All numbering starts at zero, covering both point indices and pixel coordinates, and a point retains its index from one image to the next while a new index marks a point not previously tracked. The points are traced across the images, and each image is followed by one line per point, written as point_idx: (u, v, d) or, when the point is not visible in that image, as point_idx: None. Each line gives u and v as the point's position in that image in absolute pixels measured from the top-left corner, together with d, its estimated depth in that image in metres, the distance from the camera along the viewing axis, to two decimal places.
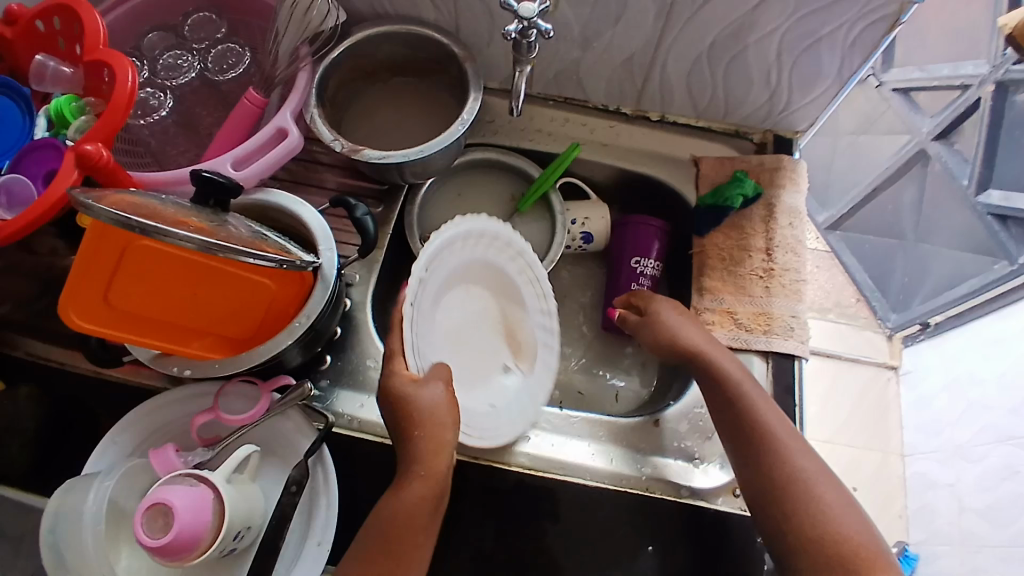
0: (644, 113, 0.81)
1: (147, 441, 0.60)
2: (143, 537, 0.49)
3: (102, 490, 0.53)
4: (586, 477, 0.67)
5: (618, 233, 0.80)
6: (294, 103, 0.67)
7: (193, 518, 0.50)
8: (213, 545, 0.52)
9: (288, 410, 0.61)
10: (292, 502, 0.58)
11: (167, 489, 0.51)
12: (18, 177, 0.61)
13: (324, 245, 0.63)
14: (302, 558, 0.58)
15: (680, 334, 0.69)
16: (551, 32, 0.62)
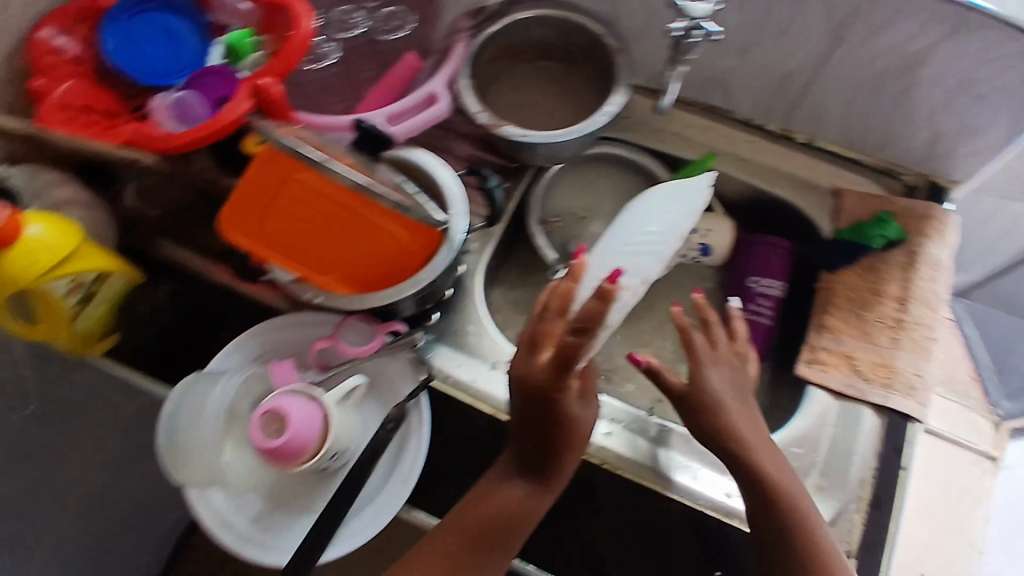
0: (789, 134, 0.78)
1: (267, 355, 0.66)
2: (257, 436, 0.55)
3: (228, 386, 0.62)
4: (665, 487, 0.65)
5: (743, 251, 0.78)
6: (448, 71, 0.70)
7: (304, 431, 0.56)
8: (313, 459, 0.57)
9: (398, 354, 0.66)
10: (387, 438, 0.62)
11: (286, 399, 0.56)
12: (190, 97, 0.66)
13: (455, 208, 0.63)
14: (383, 490, 0.62)
15: (715, 403, 0.59)
16: (718, 36, 0.60)
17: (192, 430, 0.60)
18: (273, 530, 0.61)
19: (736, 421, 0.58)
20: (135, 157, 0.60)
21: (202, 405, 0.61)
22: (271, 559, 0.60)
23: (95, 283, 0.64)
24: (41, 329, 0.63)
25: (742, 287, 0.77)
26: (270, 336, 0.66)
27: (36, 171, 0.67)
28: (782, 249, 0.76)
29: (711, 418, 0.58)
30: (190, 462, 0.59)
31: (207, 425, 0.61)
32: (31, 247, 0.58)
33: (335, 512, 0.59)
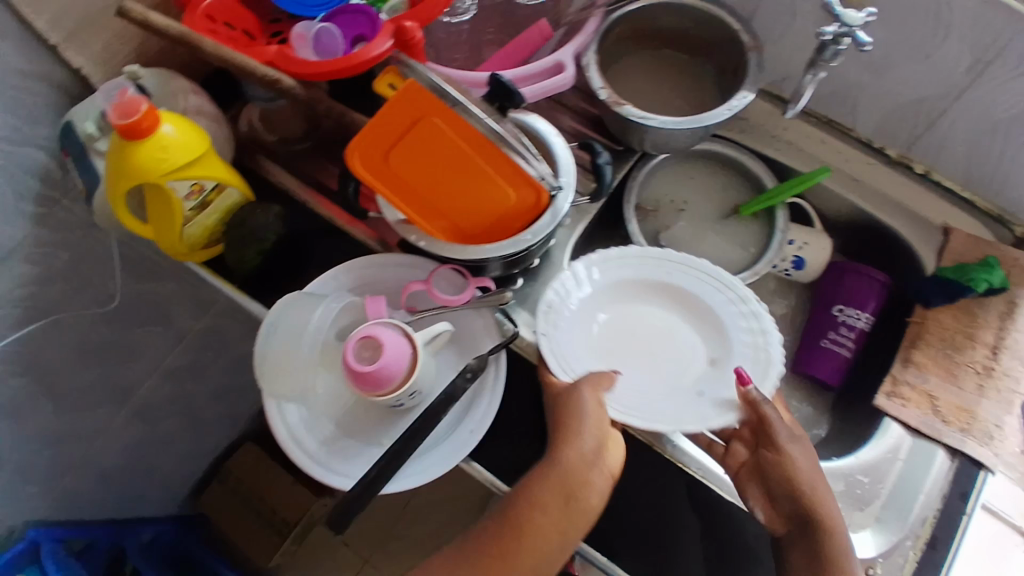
0: (907, 162, 0.77)
1: (362, 287, 0.68)
2: (347, 352, 0.57)
3: (328, 311, 0.63)
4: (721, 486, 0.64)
5: (831, 275, 0.77)
6: (578, 42, 0.69)
7: (392, 366, 0.57)
8: (393, 393, 0.58)
9: (484, 311, 0.67)
10: (463, 387, 0.62)
11: (384, 330, 0.58)
12: (329, 30, 0.68)
13: (567, 177, 0.64)
14: (453, 436, 0.64)
15: (812, 471, 0.55)
16: (867, 46, 0.59)
17: (288, 345, 0.63)
18: (340, 455, 0.62)
19: (820, 491, 0.54)
20: (275, 77, 0.63)
21: (301, 325, 0.63)
22: (335, 482, 0.61)
23: (213, 192, 0.66)
24: (151, 226, 0.66)
25: (826, 313, 0.76)
26: (366, 270, 0.68)
27: (170, 76, 0.69)
28: (878, 282, 0.75)
29: (794, 484, 0.55)
30: (282, 372, 0.63)
31: (306, 346, 0.63)
32: (164, 145, 0.60)
33: (403, 448, 0.60)
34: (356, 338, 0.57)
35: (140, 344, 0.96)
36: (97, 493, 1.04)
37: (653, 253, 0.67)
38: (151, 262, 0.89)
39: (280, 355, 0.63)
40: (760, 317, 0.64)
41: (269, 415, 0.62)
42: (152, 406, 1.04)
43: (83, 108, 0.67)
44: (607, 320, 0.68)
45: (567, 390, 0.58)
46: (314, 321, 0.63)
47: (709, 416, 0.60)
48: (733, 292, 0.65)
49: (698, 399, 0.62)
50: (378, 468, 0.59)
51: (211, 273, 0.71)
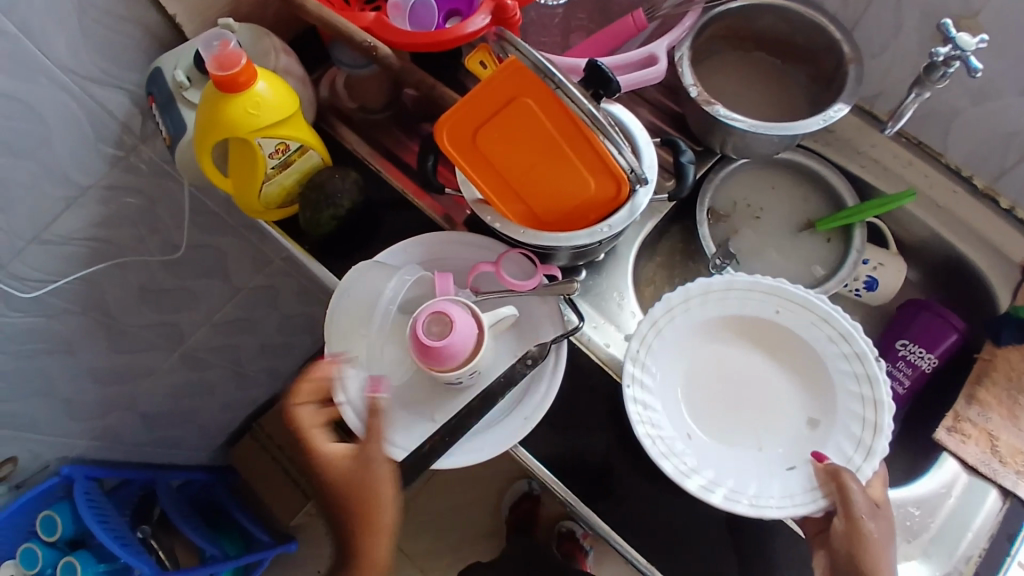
0: (994, 196, 0.75)
1: (430, 262, 0.68)
2: (415, 319, 0.57)
3: (400, 283, 0.63)
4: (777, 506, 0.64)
5: (909, 312, 0.75)
6: (673, 36, 0.68)
7: (455, 349, 0.57)
8: (455, 371, 0.58)
9: (550, 298, 0.66)
10: (522, 372, 0.63)
11: (457, 309, 0.58)
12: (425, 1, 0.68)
13: (648, 172, 0.62)
14: (506, 422, 0.63)
15: (884, 550, 0.54)
16: (978, 72, 0.58)
17: (358, 310, 0.63)
18: (393, 425, 0.63)
19: (886, 567, 0.53)
20: (373, 46, 0.65)
21: (371, 292, 0.63)
22: (386, 451, 0.62)
23: (296, 153, 0.67)
24: (231, 180, 0.67)
25: (888, 346, 0.76)
26: (438, 245, 0.68)
27: (262, 33, 0.69)
28: (956, 331, 0.73)
29: (864, 562, 0.53)
30: (347, 335, 0.63)
31: (376, 314, 0.62)
32: (257, 102, 0.61)
33: (458, 424, 0.61)
34: (429, 307, 0.57)
35: (197, 294, 0.97)
36: (137, 432, 1.07)
37: (761, 290, 0.65)
38: (218, 214, 0.90)
39: (348, 317, 0.63)
40: (874, 384, 0.60)
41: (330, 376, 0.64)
42: (200, 353, 1.06)
43: (173, 56, 0.68)
44: (701, 358, 0.67)
45: (366, 488, 0.56)
46: (385, 292, 0.63)
47: (790, 502, 0.57)
48: (846, 347, 0.62)
49: (787, 472, 0.60)
50: (430, 443, 0.61)
51: (282, 233, 0.72)
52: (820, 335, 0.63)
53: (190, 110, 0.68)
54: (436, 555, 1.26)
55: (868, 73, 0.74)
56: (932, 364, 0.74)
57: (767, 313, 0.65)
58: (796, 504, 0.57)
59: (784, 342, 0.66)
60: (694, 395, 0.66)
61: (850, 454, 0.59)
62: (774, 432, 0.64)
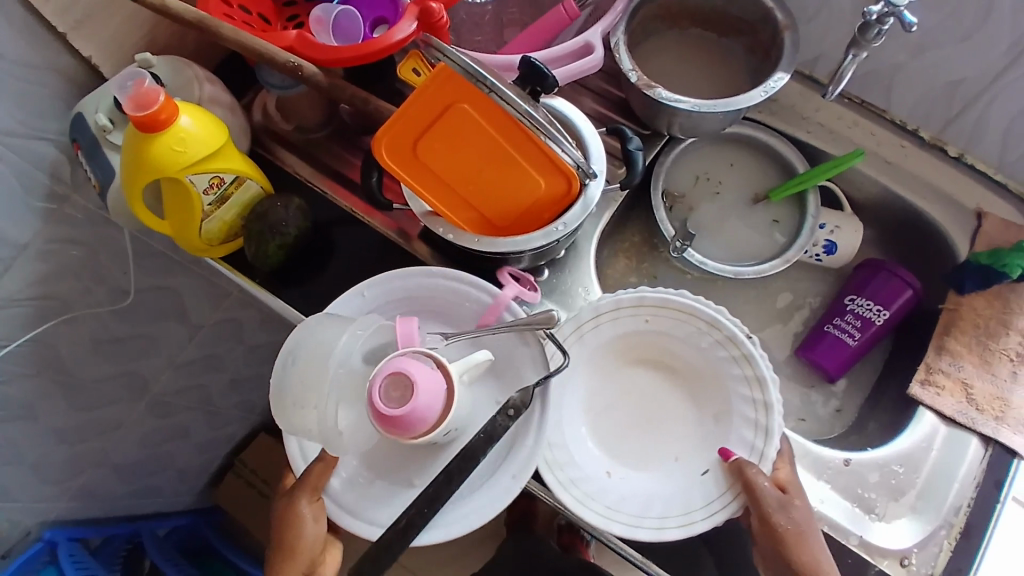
0: (942, 144, 0.76)
1: (388, 307, 0.63)
2: (372, 382, 0.51)
3: (355, 339, 0.55)
4: None
5: (864, 272, 0.76)
6: (606, 23, 0.67)
7: (419, 416, 0.50)
8: (428, 433, 0.52)
9: (530, 336, 0.59)
10: (505, 425, 0.55)
11: (420, 365, 0.51)
12: (349, 14, 0.66)
13: (597, 163, 0.61)
14: (493, 482, 0.56)
15: (803, 535, 0.54)
16: (913, 28, 0.57)
17: (306, 372, 0.54)
18: (369, 497, 0.58)
19: (811, 546, 0.55)
20: (297, 64, 0.61)
21: (320, 350, 0.55)
22: (361, 531, 0.56)
23: (232, 185, 0.64)
24: (168, 222, 0.64)
25: (837, 302, 0.77)
26: (402, 288, 0.62)
27: (182, 63, 0.66)
28: (911, 289, 0.74)
29: (787, 551, 0.54)
30: (294, 404, 0.55)
31: (329, 376, 0.54)
32: (182, 137, 0.58)
33: (436, 495, 0.54)
34: (387, 366, 0.51)
35: (155, 339, 0.94)
36: (114, 486, 1.03)
37: (627, 302, 0.62)
38: (165, 254, 0.87)
39: (294, 382, 0.55)
40: (753, 362, 0.60)
41: (289, 447, 0.58)
42: (167, 398, 1.03)
43: (92, 100, 0.64)
44: (591, 387, 0.66)
45: (288, 520, 0.56)
46: (338, 352, 0.54)
47: (713, 505, 0.56)
48: (719, 334, 0.61)
49: (702, 478, 0.58)
50: (408, 516, 0.54)
51: (231, 269, 0.70)
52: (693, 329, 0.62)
53: (116, 153, 0.64)
54: (437, 566, 1.25)
55: (805, 37, 0.74)
56: (883, 319, 0.74)
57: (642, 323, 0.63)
58: (717, 509, 0.56)
59: (666, 345, 0.65)
60: (600, 431, 0.64)
61: (753, 440, 0.58)
62: (680, 438, 0.63)
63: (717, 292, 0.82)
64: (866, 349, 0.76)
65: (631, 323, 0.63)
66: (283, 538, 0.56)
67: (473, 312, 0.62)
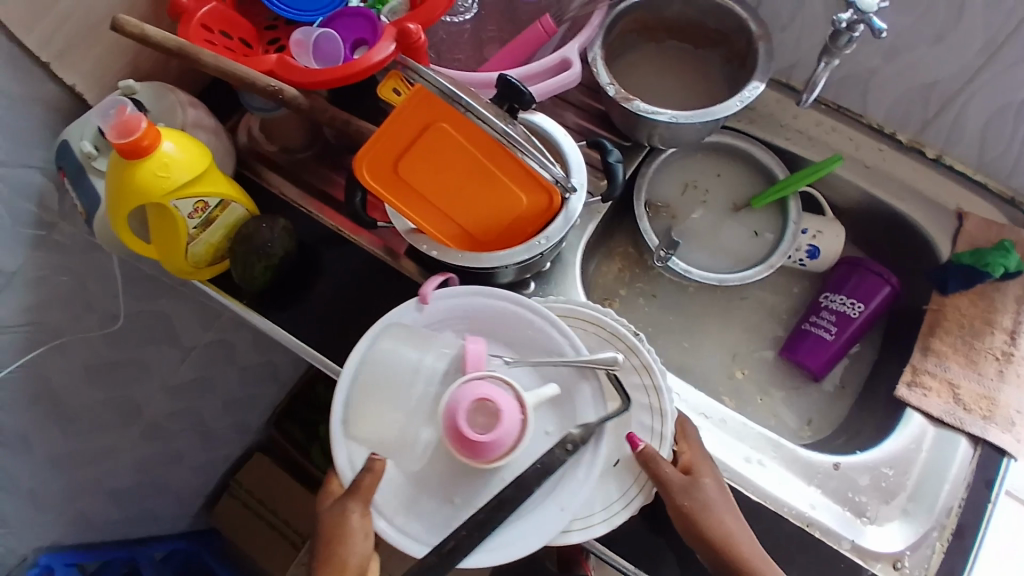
0: (920, 146, 0.77)
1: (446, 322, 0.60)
2: (458, 403, 0.53)
3: (440, 357, 0.56)
4: (766, 499, 0.62)
5: (842, 270, 0.77)
6: (583, 39, 0.68)
7: (491, 442, 0.52)
8: (494, 460, 0.53)
9: (591, 373, 0.58)
10: (561, 459, 0.55)
11: (501, 394, 0.53)
12: (329, 36, 0.67)
13: (577, 176, 0.61)
14: (538, 511, 0.55)
15: (716, 514, 0.53)
16: (884, 33, 0.58)
17: (392, 378, 0.55)
18: (414, 509, 0.55)
19: (728, 527, 0.53)
20: (278, 88, 0.62)
21: (406, 358, 0.56)
22: (403, 544, 0.54)
23: (217, 209, 0.65)
24: (153, 246, 0.64)
25: (815, 301, 0.78)
26: (457, 307, 0.60)
27: (166, 90, 0.67)
28: (887, 285, 0.75)
29: (702, 531, 0.53)
30: (371, 405, 0.55)
31: (418, 387, 0.55)
32: (166, 163, 0.59)
33: (486, 520, 0.53)
34: (475, 392, 0.53)
35: (148, 362, 0.94)
36: (109, 510, 1.03)
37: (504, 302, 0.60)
38: (153, 277, 0.87)
39: (374, 383, 0.55)
40: (637, 352, 0.60)
41: (337, 454, 0.55)
42: (160, 421, 1.02)
43: (78, 127, 0.65)
44: None
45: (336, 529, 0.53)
46: (427, 364, 0.56)
47: (628, 495, 0.56)
48: (602, 333, 0.61)
49: (613, 470, 0.57)
50: (455, 539, 0.53)
51: (217, 291, 0.70)
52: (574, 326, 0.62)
53: (101, 179, 0.65)
54: None
55: (780, 45, 0.76)
56: (859, 314, 0.75)
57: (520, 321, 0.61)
58: (634, 495, 0.56)
59: None
60: None
61: (650, 428, 0.58)
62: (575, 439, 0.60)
63: (705, 299, 0.82)
64: (846, 346, 0.76)
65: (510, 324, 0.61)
66: (330, 549, 0.52)
67: (531, 339, 0.60)
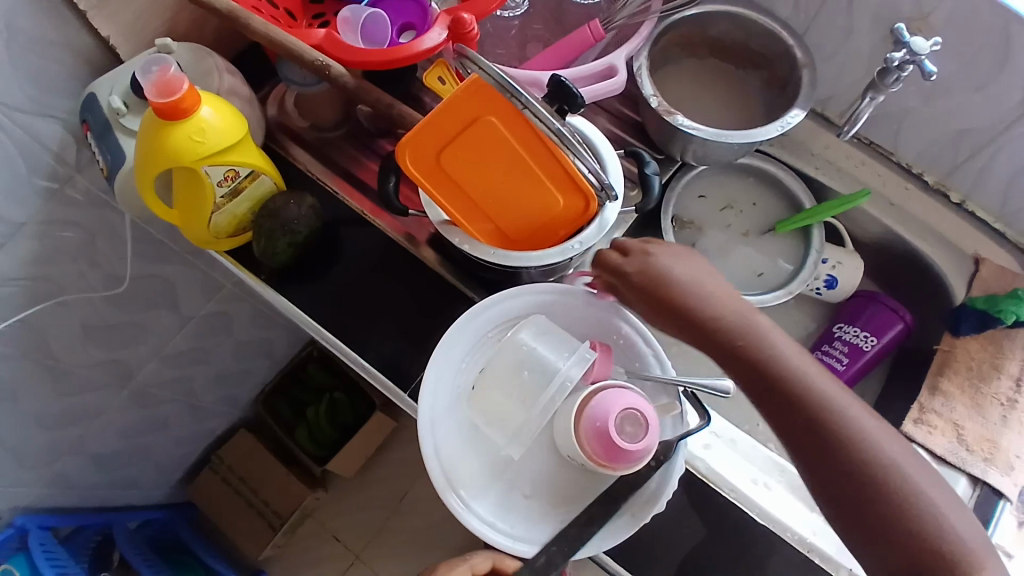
0: (945, 189, 0.78)
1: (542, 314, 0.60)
2: (607, 409, 0.52)
3: (580, 362, 0.54)
4: (772, 522, 0.61)
5: (861, 302, 0.77)
6: (631, 47, 0.68)
7: (618, 453, 0.51)
8: (610, 467, 0.52)
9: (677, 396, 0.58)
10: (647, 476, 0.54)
11: (644, 410, 0.52)
12: (378, 17, 0.65)
13: (615, 184, 0.61)
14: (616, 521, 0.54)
15: (697, 301, 0.56)
16: (933, 76, 0.59)
17: (523, 371, 0.54)
18: (488, 498, 0.55)
19: (816, 383, 0.53)
20: (324, 64, 0.61)
21: (539, 352, 0.55)
22: (489, 536, 0.54)
23: (246, 179, 0.63)
24: (176, 211, 0.63)
25: (828, 330, 0.79)
26: (568, 306, 0.60)
27: (204, 52, 0.66)
28: (900, 321, 0.76)
29: (799, 402, 0.52)
30: (495, 393, 0.55)
31: (551, 387, 0.53)
32: (202, 128, 0.57)
33: (576, 537, 0.54)
34: (617, 401, 0.52)
35: (146, 328, 0.91)
36: (90, 475, 1.00)
37: (559, 297, 0.60)
38: (163, 241, 0.85)
39: (503, 372, 0.55)
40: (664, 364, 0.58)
41: (425, 443, 0.55)
42: (152, 388, 1.00)
43: (107, 82, 0.63)
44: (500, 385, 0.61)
45: None
46: (562, 366, 0.54)
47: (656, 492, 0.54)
48: (619, 342, 0.60)
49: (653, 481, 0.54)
50: (547, 555, 0.54)
51: (234, 263, 0.68)
52: (608, 329, 0.60)
53: (128, 138, 0.63)
54: None
55: (821, 75, 0.76)
56: (871, 347, 0.76)
57: (565, 314, 0.61)
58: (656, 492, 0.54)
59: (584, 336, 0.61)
60: None
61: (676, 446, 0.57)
62: None
63: None
64: (855, 378, 0.76)
65: (560, 316, 0.61)
66: None
67: (620, 347, 0.60)
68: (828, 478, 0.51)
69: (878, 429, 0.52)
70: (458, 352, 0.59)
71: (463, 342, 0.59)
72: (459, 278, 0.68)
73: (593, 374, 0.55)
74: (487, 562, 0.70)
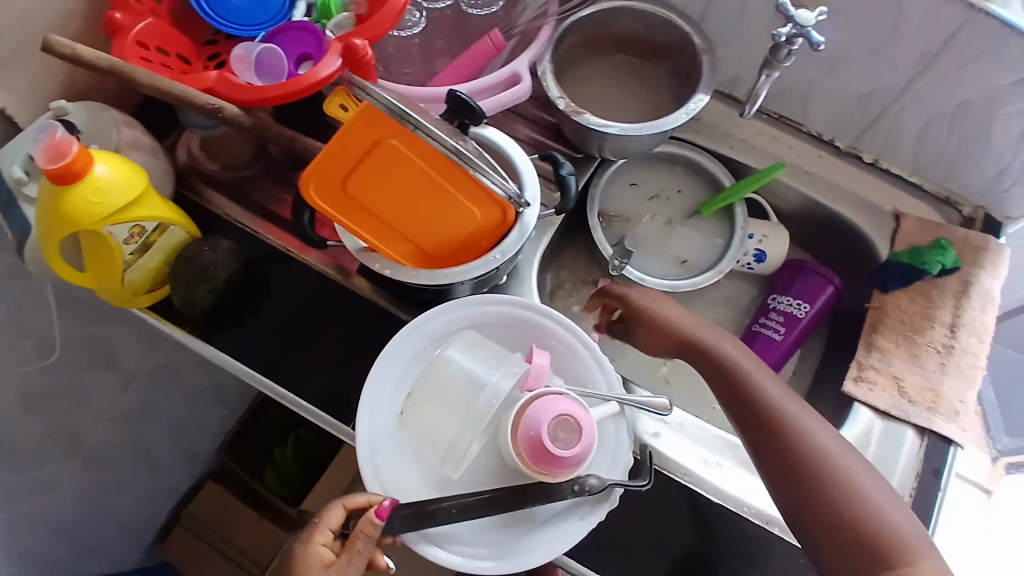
0: (857, 152, 0.80)
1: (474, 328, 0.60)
2: (542, 415, 0.52)
3: (508, 374, 0.54)
4: (729, 499, 0.62)
5: (791, 272, 0.79)
6: (532, 53, 0.68)
7: (546, 457, 0.51)
8: (537, 469, 0.52)
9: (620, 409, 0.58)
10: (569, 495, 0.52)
11: (576, 418, 0.52)
12: (270, 49, 0.65)
13: (530, 188, 0.61)
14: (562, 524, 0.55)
15: (665, 322, 0.70)
16: (820, 47, 0.61)
17: (453, 387, 0.54)
18: None
19: (760, 382, 0.61)
20: (217, 106, 0.61)
21: (469, 367, 0.55)
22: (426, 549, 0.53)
23: (155, 233, 0.62)
24: (89, 274, 0.61)
25: (764, 303, 0.80)
26: (500, 317, 0.60)
27: (102, 109, 0.64)
28: (831, 285, 0.77)
29: (742, 395, 0.61)
30: (428, 412, 0.54)
31: (480, 399, 0.53)
32: (99, 187, 0.57)
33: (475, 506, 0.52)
34: (550, 408, 0.52)
35: (87, 392, 0.90)
36: (56, 550, 0.97)
37: (493, 312, 0.60)
38: (93, 303, 0.83)
39: (434, 389, 0.55)
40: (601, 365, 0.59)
41: (364, 467, 0.55)
42: (104, 452, 0.98)
43: (11, 150, 0.62)
44: None
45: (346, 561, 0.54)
46: (490, 379, 0.54)
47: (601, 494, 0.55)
48: (554, 346, 0.60)
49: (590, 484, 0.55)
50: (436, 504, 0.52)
51: (158, 318, 0.67)
52: (543, 338, 0.60)
53: (33, 207, 0.62)
54: None
55: (724, 56, 0.78)
56: (806, 313, 0.77)
57: (500, 327, 0.61)
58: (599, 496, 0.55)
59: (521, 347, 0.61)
60: None
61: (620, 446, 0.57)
62: None
63: None
64: (795, 345, 0.78)
65: (496, 329, 0.61)
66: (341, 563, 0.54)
67: (557, 352, 0.60)
68: (766, 457, 0.57)
69: (814, 419, 0.58)
70: (393, 375, 0.58)
71: (398, 364, 0.59)
72: (393, 303, 0.68)
73: (528, 384, 0.55)
74: (338, 509, 0.55)
